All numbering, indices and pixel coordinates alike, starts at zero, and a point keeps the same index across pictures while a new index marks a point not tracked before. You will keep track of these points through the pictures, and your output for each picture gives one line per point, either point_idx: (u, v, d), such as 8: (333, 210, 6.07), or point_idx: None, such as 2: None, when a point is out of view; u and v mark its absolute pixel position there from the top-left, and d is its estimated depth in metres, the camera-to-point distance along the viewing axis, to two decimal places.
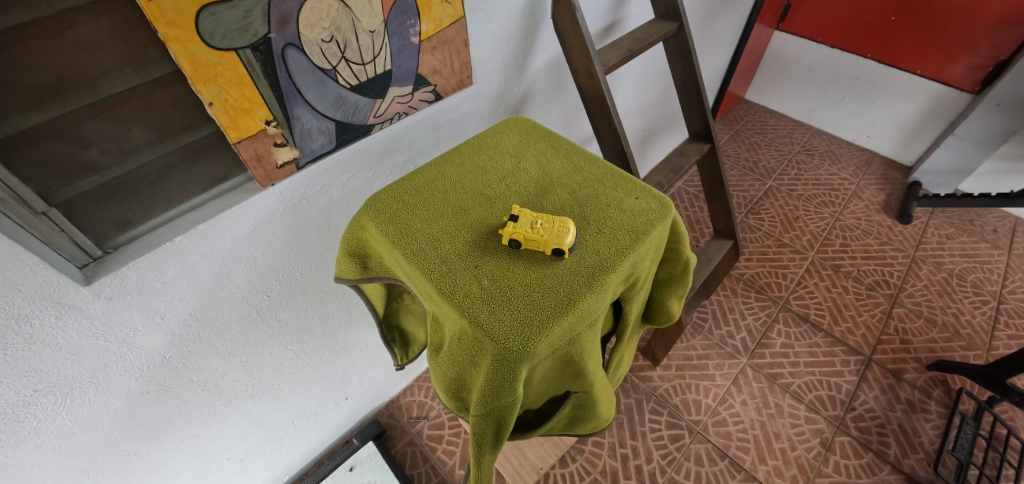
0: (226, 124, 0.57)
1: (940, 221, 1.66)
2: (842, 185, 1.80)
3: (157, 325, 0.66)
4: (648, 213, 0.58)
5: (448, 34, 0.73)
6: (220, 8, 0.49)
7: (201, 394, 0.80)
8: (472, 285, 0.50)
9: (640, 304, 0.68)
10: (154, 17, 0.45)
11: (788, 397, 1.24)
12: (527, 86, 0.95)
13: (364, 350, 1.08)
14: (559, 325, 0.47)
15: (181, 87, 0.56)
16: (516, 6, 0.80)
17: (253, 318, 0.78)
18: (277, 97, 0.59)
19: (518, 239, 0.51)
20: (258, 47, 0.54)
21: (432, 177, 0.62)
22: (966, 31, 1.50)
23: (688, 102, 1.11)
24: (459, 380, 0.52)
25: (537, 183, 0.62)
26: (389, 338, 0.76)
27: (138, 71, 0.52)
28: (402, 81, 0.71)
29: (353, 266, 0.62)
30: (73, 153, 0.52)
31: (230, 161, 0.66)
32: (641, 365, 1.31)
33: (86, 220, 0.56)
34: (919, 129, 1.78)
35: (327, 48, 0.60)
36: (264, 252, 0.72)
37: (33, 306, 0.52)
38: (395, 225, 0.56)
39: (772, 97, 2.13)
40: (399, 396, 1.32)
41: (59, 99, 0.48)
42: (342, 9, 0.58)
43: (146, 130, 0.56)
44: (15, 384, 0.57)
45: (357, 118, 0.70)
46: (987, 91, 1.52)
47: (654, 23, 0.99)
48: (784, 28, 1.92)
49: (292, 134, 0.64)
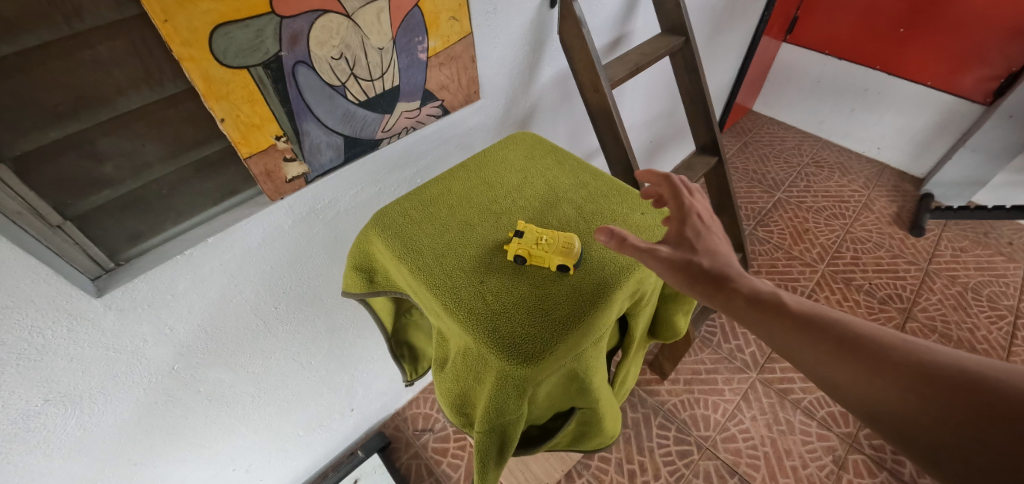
0: (237, 139, 0.58)
1: (954, 233, 1.63)
2: (853, 197, 1.78)
3: (166, 336, 0.66)
4: (655, 228, 0.58)
5: (456, 51, 0.74)
6: (232, 28, 0.50)
7: (207, 404, 0.80)
8: (476, 300, 0.50)
9: (646, 319, 0.68)
10: (169, 36, 0.47)
11: (798, 413, 1.22)
12: (534, 100, 0.96)
13: (370, 362, 1.07)
14: (565, 342, 0.47)
15: (194, 104, 0.57)
16: (523, 22, 0.81)
17: (260, 329, 0.78)
18: (287, 113, 0.60)
19: (523, 254, 0.51)
20: (269, 65, 0.55)
21: (438, 192, 0.63)
22: (978, 41, 1.48)
23: (695, 114, 1.11)
24: (463, 396, 0.52)
25: (543, 198, 0.62)
26: (398, 354, 0.76)
27: (152, 89, 0.53)
28: (409, 97, 0.72)
29: (359, 280, 0.62)
30: (87, 168, 0.53)
31: (240, 175, 0.66)
32: (648, 379, 1.30)
33: (99, 234, 0.57)
34: (930, 141, 1.76)
35: (336, 65, 0.61)
36: (272, 265, 0.73)
37: (46, 318, 0.53)
38: (400, 239, 0.56)
39: (781, 108, 2.13)
40: (404, 408, 1.31)
41: (75, 115, 0.50)
42: (350, 27, 0.59)
43: (160, 146, 0.57)
44: (26, 394, 0.57)
45: (365, 133, 0.70)
46: (998, 103, 1.51)
47: (660, 38, 1.00)
48: (791, 41, 1.93)
49: (301, 149, 0.65)
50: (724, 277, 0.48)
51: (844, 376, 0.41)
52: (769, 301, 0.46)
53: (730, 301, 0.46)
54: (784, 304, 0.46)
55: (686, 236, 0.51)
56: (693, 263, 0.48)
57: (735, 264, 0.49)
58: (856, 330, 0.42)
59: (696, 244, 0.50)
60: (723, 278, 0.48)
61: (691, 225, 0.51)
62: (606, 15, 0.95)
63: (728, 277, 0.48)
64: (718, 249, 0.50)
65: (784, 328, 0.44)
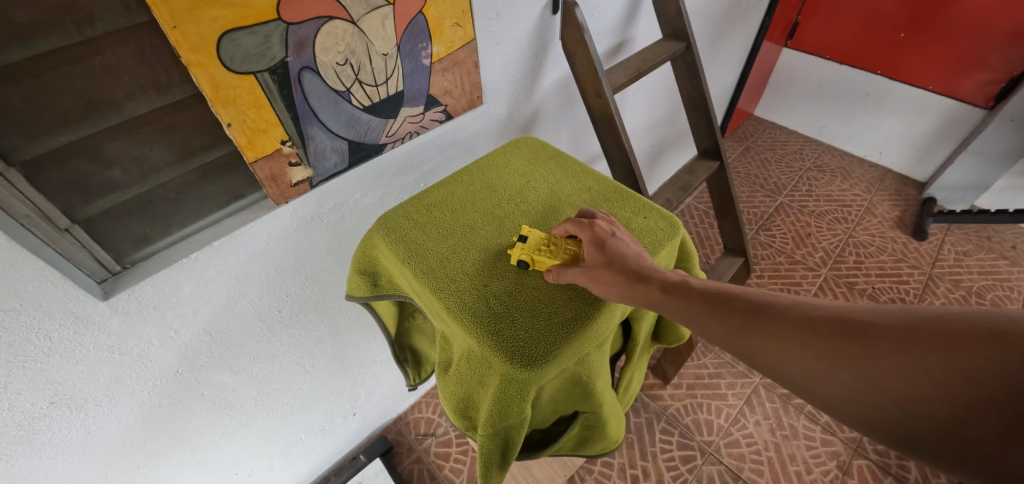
0: (243, 144, 0.59)
1: (957, 237, 1.63)
2: (855, 201, 1.78)
3: (171, 339, 0.67)
4: (657, 232, 0.58)
5: (459, 56, 0.74)
6: (240, 34, 0.51)
7: (210, 407, 0.80)
8: (479, 304, 0.50)
9: (650, 324, 0.68)
10: (177, 43, 0.48)
11: (802, 418, 1.21)
12: (536, 105, 0.97)
13: (372, 366, 1.07)
14: (567, 346, 0.47)
15: (201, 109, 0.58)
16: (525, 29, 0.82)
17: (264, 332, 0.79)
18: (292, 118, 0.60)
19: (526, 259, 0.52)
20: (276, 71, 0.56)
21: (442, 196, 0.63)
22: (979, 45, 1.49)
23: (696, 119, 1.12)
24: (467, 399, 0.52)
25: (546, 203, 0.63)
26: (400, 357, 0.76)
27: (160, 94, 0.54)
28: (413, 102, 0.73)
29: (364, 283, 0.62)
30: (95, 172, 0.54)
31: (246, 180, 0.67)
32: (650, 384, 1.30)
33: (106, 237, 0.58)
34: (932, 145, 1.76)
35: (341, 71, 0.62)
36: (276, 268, 0.73)
37: (53, 321, 0.54)
38: (403, 243, 0.57)
39: (782, 113, 2.13)
40: (406, 412, 1.31)
41: (84, 120, 0.50)
42: (355, 33, 0.60)
43: (167, 150, 0.58)
44: (32, 396, 0.58)
45: (369, 138, 0.71)
46: (1000, 107, 1.51)
47: (662, 43, 1.00)
48: (792, 46, 1.93)
49: (306, 154, 0.65)
50: (635, 273, 0.49)
51: (760, 351, 0.42)
52: (676, 289, 0.47)
53: (639, 293, 0.47)
54: (691, 290, 0.47)
55: (596, 251, 0.51)
56: (605, 272, 0.49)
57: (647, 261, 0.51)
58: (758, 302, 0.44)
59: (606, 250, 0.51)
60: (635, 275, 0.49)
61: (598, 240, 0.51)
62: (608, 20, 0.96)
63: (639, 273, 0.49)
64: (626, 251, 0.50)
65: (695, 311, 0.46)
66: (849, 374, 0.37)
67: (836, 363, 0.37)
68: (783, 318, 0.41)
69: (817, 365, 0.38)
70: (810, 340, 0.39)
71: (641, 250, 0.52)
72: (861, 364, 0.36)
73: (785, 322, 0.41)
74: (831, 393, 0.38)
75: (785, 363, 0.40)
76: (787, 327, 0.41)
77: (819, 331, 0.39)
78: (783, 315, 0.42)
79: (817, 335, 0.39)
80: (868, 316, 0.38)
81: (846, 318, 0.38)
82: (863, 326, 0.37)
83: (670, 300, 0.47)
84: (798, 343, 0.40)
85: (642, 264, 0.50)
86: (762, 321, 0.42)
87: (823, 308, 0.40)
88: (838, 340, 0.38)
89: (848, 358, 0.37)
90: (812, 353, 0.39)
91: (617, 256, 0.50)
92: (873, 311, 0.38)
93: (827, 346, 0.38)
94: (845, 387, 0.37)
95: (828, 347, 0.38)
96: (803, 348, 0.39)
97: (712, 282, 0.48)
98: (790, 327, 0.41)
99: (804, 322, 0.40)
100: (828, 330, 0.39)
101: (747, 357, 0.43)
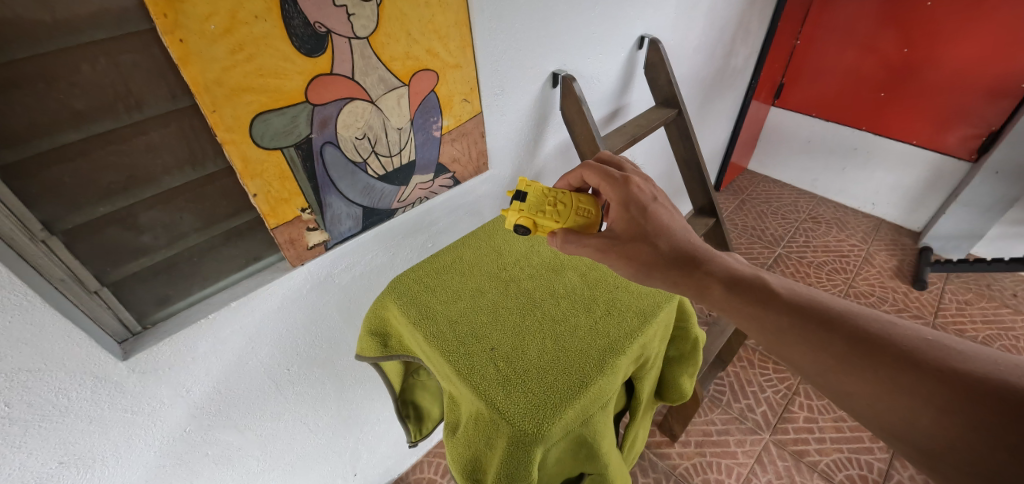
0: (266, 212, 0.63)
1: (956, 286, 1.65)
2: (852, 252, 1.81)
3: (182, 398, 0.68)
4: (656, 295, 0.61)
5: (467, 127, 0.81)
6: (271, 115, 0.57)
7: (212, 467, 0.79)
8: (492, 371, 0.52)
9: (651, 382, 0.69)
10: (215, 124, 0.53)
11: (816, 477, 1.17)
12: (538, 168, 1.03)
13: (375, 424, 1.06)
14: (572, 407, 0.48)
15: (230, 180, 0.63)
16: (528, 102, 0.89)
17: (271, 390, 0.79)
18: (313, 187, 0.65)
19: (526, 223, 0.61)
20: (300, 146, 0.61)
21: (451, 258, 0.67)
22: (958, 102, 1.57)
23: (691, 178, 1.18)
24: (474, 460, 0.51)
25: (549, 266, 0.66)
26: (403, 414, 0.74)
27: (194, 168, 0.59)
28: (424, 169, 0.78)
29: (374, 345, 0.64)
30: (128, 239, 0.58)
31: (264, 242, 0.71)
32: (658, 441, 1.27)
33: (131, 299, 0.61)
34: (922, 197, 1.82)
35: (359, 144, 0.67)
36: (287, 327, 0.76)
37: (73, 380, 0.56)
38: (414, 306, 0.60)
39: (774, 167, 2.22)
40: (408, 473, 1.27)
41: (124, 193, 0.55)
42: (373, 110, 0.66)
43: (195, 217, 0.62)
44: (43, 456, 0.58)
45: (382, 203, 0.76)
46: (984, 159, 1.56)
47: (654, 109, 1.08)
48: (779, 105, 2.04)
49: (323, 219, 0.70)
50: (693, 262, 0.56)
51: (853, 383, 0.44)
52: (773, 304, 0.50)
53: (711, 294, 0.54)
54: (790, 306, 0.50)
55: (632, 214, 0.60)
56: (643, 248, 0.57)
57: (693, 235, 0.60)
58: (869, 331, 0.45)
59: (647, 219, 0.59)
60: (688, 259, 0.57)
61: (638, 204, 0.60)
62: (604, 90, 1.04)
63: (697, 260, 0.57)
64: (667, 222, 0.59)
65: (787, 330, 0.49)
66: (955, 427, 0.38)
67: (948, 413, 0.39)
68: (896, 354, 0.43)
69: (930, 414, 0.40)
70: (923, 385, 0.40)
71: (687, 228, 0.60)
72: (975, 422, 0.37)
73: (896, 360, 0.42)
74: (923, 438, 0.40)
75: (892, 404, 0.42)
76: (899, 365, 0.42)
77: (944, 382, 0.40)
78: (895, 354, 0.43)
79: (932, 381, 0.40)
80: (1005, 375, 0.38)
81: (979, 374, 0.39)
82: (994, 386, 0.38)
83: (765, 316, 0.50)
84: (906, 385, 0.41)
85: (693, 245, 0.59)
86: (868, 353, 0.44)
87: (947, 355, 0.41)
88: (952, 391, 0.39)
89: (962, 410, 0.38)
90: (919, 399, 0.40)
91: (662, 230, 0.58)
92: (1014, 372, 0.38)
93: (938, 395, 0.40)
94: (944, 438, 0.39)
95: (941, 397, 0.39)
96: (914, 392, 0.41)
97: (818, 300, 0.50)
98: (913, 369, 0.41)
99: (921, 365, 0.41)
100: (948, 380, 0.40)
101: (841, 395, 0.46)
